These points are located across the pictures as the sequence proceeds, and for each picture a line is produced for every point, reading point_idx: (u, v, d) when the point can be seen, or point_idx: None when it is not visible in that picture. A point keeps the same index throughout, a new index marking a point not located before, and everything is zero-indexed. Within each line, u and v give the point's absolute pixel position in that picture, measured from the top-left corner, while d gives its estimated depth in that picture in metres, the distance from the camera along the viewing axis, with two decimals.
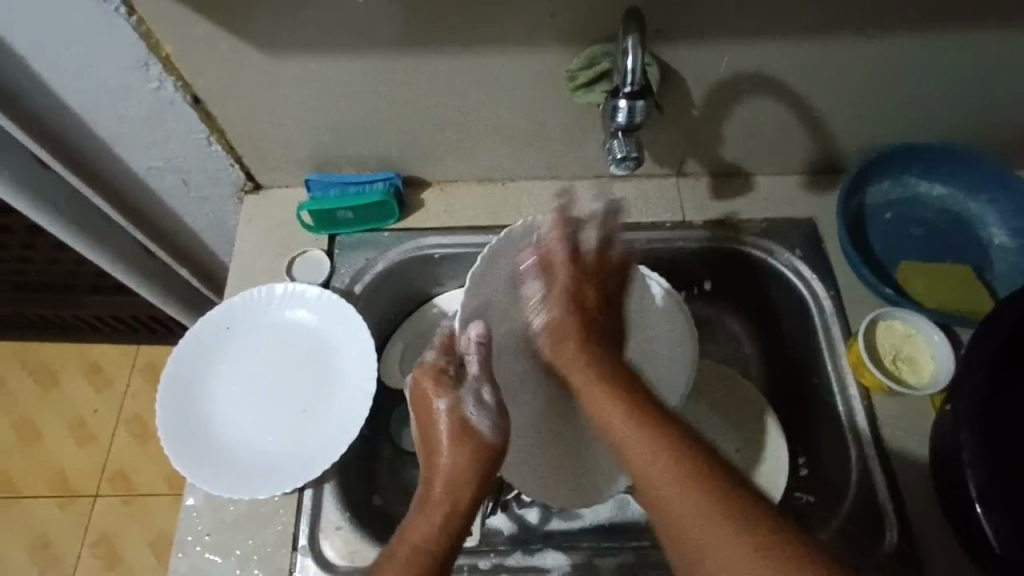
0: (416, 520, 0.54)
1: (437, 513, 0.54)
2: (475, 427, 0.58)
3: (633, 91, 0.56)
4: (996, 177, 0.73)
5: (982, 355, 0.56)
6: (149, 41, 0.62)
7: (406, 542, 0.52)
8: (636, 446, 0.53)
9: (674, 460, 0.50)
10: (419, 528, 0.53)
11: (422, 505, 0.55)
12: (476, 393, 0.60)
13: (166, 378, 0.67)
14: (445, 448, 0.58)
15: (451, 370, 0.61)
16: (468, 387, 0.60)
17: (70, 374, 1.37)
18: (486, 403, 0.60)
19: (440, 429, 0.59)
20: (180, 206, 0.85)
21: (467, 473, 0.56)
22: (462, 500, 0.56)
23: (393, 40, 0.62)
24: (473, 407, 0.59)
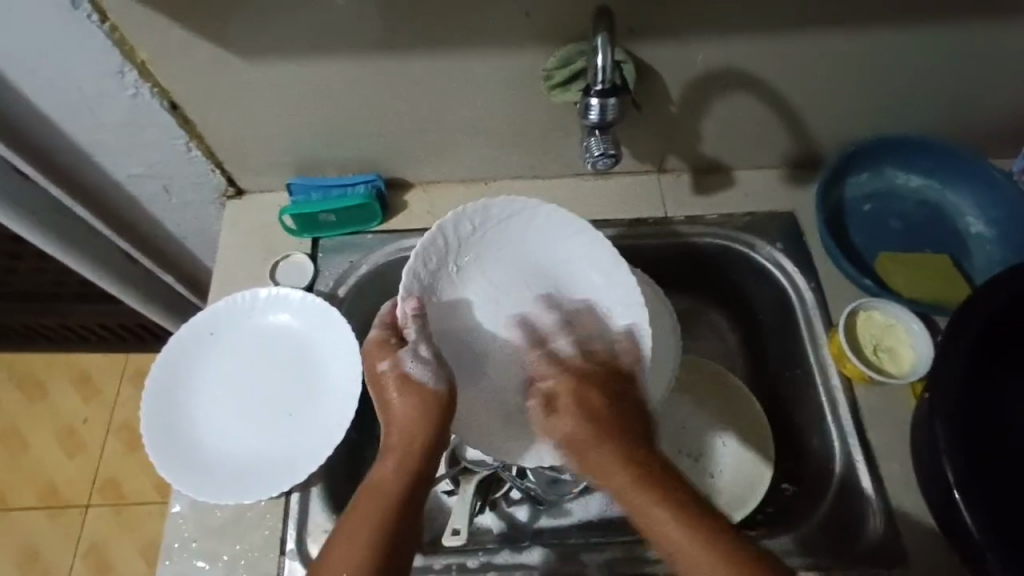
0: (380, 469, 0.56)
1: (394, 458, 0.57)
2: (417, 383, 0.60)
3: (605, 88, 0.56)
4: (972, 167, 0.74)
5: (956, 342, 0.56)
6: (124, 48, 0.62)
7: (369, 496, 0.54)
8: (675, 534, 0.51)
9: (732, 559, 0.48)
10: (382, 473, 0.56)
11: (384, 452, 0.58)
12: (416, 355, 0.61)
13: (150, 385, 0.67)
14: (393, 397, 0.60)
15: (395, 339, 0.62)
16: (409, 347, 0.61)
17: (59, 383, 1.36)
18: (425, 357, 0.61)
19: (387, 389, 0.60)
20: (162, 212, 0.84)
21: (417, 429, 0.58)
22: (418, 442, 0.57)
23: (368, 43, 0.62)
24: (410, 358, 0.60)
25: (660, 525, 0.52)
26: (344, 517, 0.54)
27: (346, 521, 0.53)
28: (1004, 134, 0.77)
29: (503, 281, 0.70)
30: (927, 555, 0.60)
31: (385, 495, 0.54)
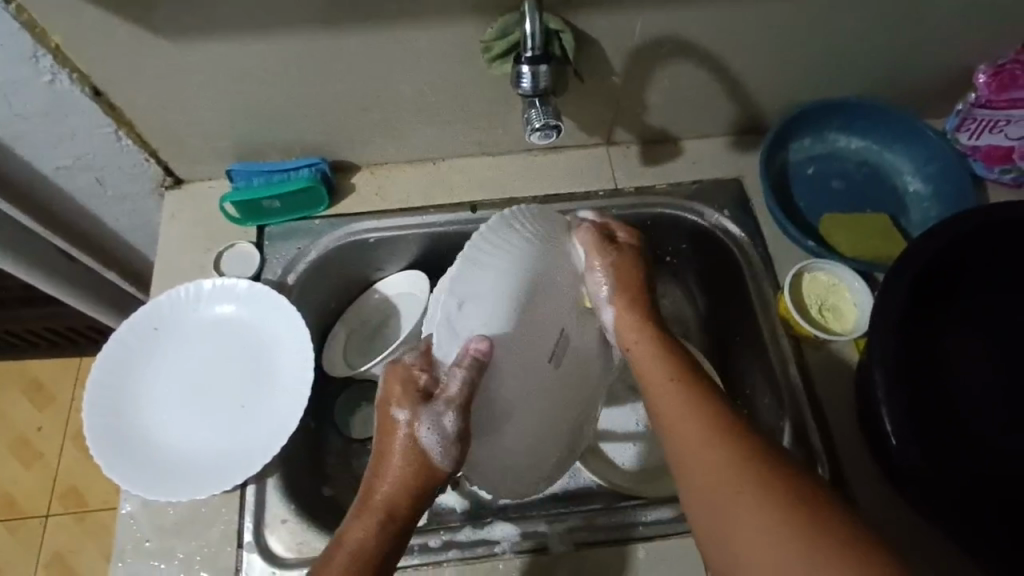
0: (353, 528, 0.49)
1: (373, 520, 0.49)
2: (428, 451, 0.52)
3: (535, 55, 0.56)
4: (907, 126, 0.76)
5: (891, 297, 0.58)
6: (34, 30, 0.58)
7: (341, 555, 0.48)
8: (681, 411, 0.52)
9: (717, 436, 0.49)
10: (355, 535, 0.49)
11: (361, 508, 0.50)
12: (436, 422, 0.52)
13: (92, 384, 0.65)
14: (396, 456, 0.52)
15: (422, 381, 0.53)
16: (432, 408, 0.51)
17: (9, 393, 1.31)
18: (445, 428, 0.52)
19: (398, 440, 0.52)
20: (98, 207, 0.81)
21: (409, 489, 0.51)
22: (402, 509, 0.51)
23: (298, 20, 0.60)
24: (423, 420, 0.52)
25: (668, 400, 0.53)
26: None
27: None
28: (937, 94, 0.79)
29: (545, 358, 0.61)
30: (874, 502, 0.62)
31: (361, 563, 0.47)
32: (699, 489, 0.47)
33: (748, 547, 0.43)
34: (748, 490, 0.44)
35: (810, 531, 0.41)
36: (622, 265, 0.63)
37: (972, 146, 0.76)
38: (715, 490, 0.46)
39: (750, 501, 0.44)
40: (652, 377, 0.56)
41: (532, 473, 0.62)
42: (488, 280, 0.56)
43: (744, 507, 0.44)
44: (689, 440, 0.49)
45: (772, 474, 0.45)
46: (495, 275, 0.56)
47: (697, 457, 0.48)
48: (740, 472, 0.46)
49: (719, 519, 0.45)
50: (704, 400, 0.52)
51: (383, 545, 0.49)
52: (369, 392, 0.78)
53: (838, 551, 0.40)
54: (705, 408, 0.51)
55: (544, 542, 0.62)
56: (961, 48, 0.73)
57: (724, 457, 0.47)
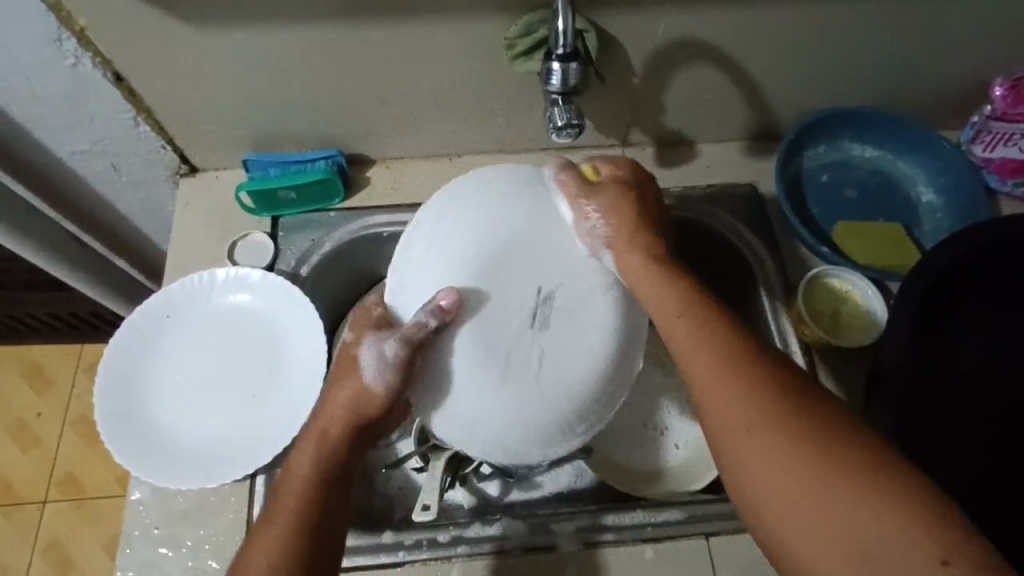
0: (297, 455, 0.52)
1: (311, 448, 0.52)
2: (366, 385, 0.52)
3: (566, 52, 0.56)
4: (923, 136, 0.76)
5: (903, 308, 0.59)
6: (60, 14, 0.58)
7: (287, 485, 0.50)
8: (701, 345, 0.47)
9: (761, 377, 0.45)
10: (298, 465, 0.51)
11: (307, 431, 0.53)
12: (378, 348, 0.51)
13: (104, 369, 0.65)
14: (337, 394, 0.53)
15: (381, 319, 0.54)
16: (375, 339, 0.52)
17: (9, 378, 1.30)
18: (386, 360, 0.50)
19: (342, 372, 0.54)
20: (111, 193, 0.81)
21: (349, 421, 0.52)
22: (338, 440, 0.52)
23: (323, 12, 0.60)
24: (370, 346, 0.51)
25: (697, 362, 0.47)
26: (264, 509, 0.50)
27: (266, 513, 0.50)
28: (952, 106, 0.79)
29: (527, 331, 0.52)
30: None
31: (299, 488, 0.50)
32: (731, 435, 0.44)
33: (814, 527, 0.39)
34: (803, 445, 0.41)
35: (887, 500, 0.38)
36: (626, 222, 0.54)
37: (986, 157, 0.76)
38: (769, 490, 0.41)
39: (807, 454, 0.41)
40: (663, 307, 0.50)
41: (535, 450, 0.53)
42: (445, 244, 0.53)
43: (788, 461, 0.41)
44: (713, 376, 0.46)
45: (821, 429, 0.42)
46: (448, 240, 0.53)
47: (724, 407, 0.45)
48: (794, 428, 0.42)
49: (769, 505, 0.41)
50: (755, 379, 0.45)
51: (321, 473, 0.51)
52: None
53: (904, 502, 0.38)
54: (762, 393, 0.44)
55: (553, 540, 0.62)
56: (978, 60, 0.73)
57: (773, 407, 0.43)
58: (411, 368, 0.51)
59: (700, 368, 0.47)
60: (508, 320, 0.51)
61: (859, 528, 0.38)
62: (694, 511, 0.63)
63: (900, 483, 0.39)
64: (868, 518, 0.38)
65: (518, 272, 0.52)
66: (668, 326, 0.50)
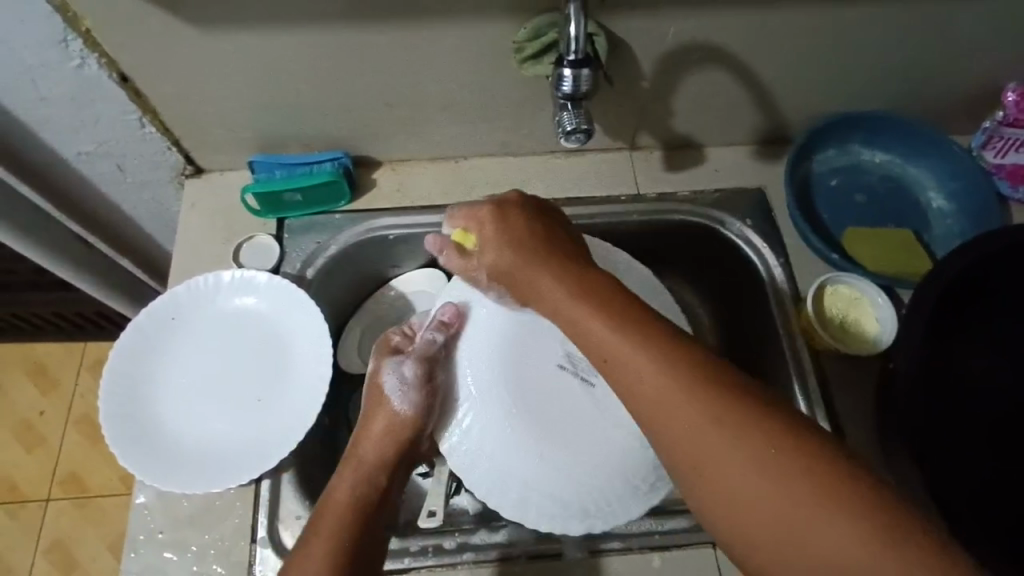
0: (338, 481, 0.57)
1: (354, 471, 0.58)
2: (390, 405, 0.61)
3: (578, 59, 0.55)
4: (934, 142, 0.76)
5: (914, 320, 0.58)
6: (67, 15, 0.58)
7: (332, 505, 0.55)
8: (645, 375, 0.46)
9: (717, 403, 0.43)
10: (342, 487, 0.57)
11: (345, 464, 0.59)
12: (399, 372, 0.62)
13: (109, 372, 0.64)
14: (373, 424, 0.61)
15: (399, 342, 0.65)
16: (394, 361, 0.63)
17: (12, 377, 1.30)
18: (405, 380, 0.62)
19: (377, 402, 0.62)
20: (115, 193, 0.80)
21: (388, 447, 0.60)
22: (382, 462, 0.60)
23: (331, 14, 0.60)
24: (391, 368, 0.62)
25: (651, 378, 0.45)
26: (308, 527, 0.54)
27: (308, 534, 0.54)
28: (964, 111, 0.79)
29: (562, 405, 0.65)
30: None
31: (345, 507, 0.55)
32: (698, 471, 0.43)
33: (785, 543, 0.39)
34: (772, 480, 0.40)
35: (859, 516, 0.38)
36: (521, 228, 0.58)
37: (998, 163, 0.76)
38: (741, 510, 0.41)
39: (778, 483, 0.40)
40: (603, 345, 0.49)
41: (607, 509, 0.61)
42: (472, 348, 0.65)
43: (758, 480, 0.41)
44: (669, 404, 0.44)
45: (791, 458, 0.40)
46: (475, 343, 0.65)
47: (679, 427, 0.44)
48: (755, 464, 0.41)
49: (740, 525, 0.41)
50: (707, 390, 0.43)
51: (367, 494, 0.57)
52: None
53: (883, 532, 0.37)
54: (711, 400, 0.43)
55: (559, 547, 0.61)
56: (991, 65, 0.73)
57: (735, 443, 0.42)
58: (431, 384, 0.63)
59: (653, 401, 0.45)
60: (544, 401, 0.65)
61: (832, 544, 0.38)
62: (701, 520, 0.62)
63: (881, 512, 0.37)
64: (843, 534, 0.37)
65: (540, 353, 0.66)
66: (613, 358, 0.48)
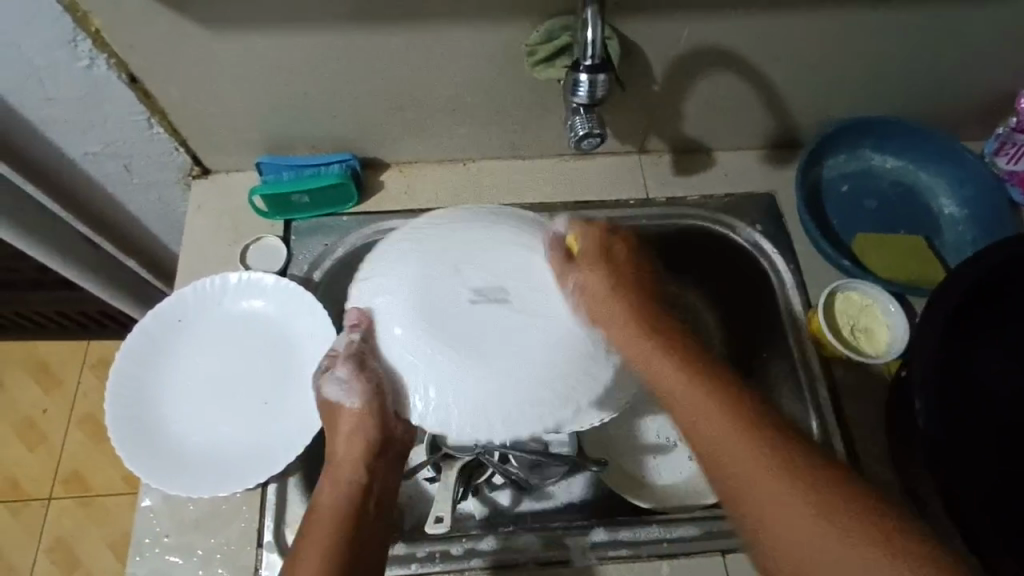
0: (320, 495, 0.53)
1: (333, 483, 0.53)
2: (345, 407, 0.53)
3: (594, 64, 0.55)
4: (946, 148, 0.75)
5: (928, 326, 0.57)
6: (76, 15, 0.58)
7: (319, 519, 0.52)
8: (680, 390, 0.48)
9: (745, 423, 0.46)
10: (324, 501, 0.53)
11: (325, 475, 0.54)
12: (338, 381, 0.53)
13: (115, 373, 0.64)
14: (335, 429, 0.54)
15: (325, 356, 0.54)
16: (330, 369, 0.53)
17: (16, 375, 1.30)
18: (342, 379, 0.52)
19: (332, 410, 0.54)
20: (122, 194, 0.80)
21: (361, 450, 0.53)
22: (359, 465, 0.54)
23: (342, 16, 0.60)
24: (329, 380, 0.53)
25: (683, 391, 0.48)
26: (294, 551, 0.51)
27: (296, 553, 0.50)
28: (977, 117, 0.78)
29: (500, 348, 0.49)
30: None
31: (329, 523, 0.51)
32: (728, 482, 0.45)
33: (804, 557, 0.41)
34: (794, 496, 0.42)
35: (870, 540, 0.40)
36: (612, 259, 0.56)
37: (1011, 170, 0.75)
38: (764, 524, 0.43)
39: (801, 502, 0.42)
40: (642, 352, 0.51)
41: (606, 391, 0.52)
42: (382, 312, 0.51)
43: (784, 494, 0.43)
44: (700, 418, 0.47)
45: (821, 484, 0.42)
46: (384, 306, 0.52)
47: (709, 439, 0.46)
48: (783, 486, 0.43)
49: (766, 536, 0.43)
50: (734, 407, 0.47)
51: (348, 499, 0.53)
52: None
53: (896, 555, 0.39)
54: (741, 419, 0.46)
55: (567, 554, 0.61)
56: (1005, 71, 0.72)
57: (763, 459, 0.44)
58: (373, 374, 0.52)
59: (686, 408, 0.48)
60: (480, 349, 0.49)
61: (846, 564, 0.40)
62: (711, 527, 0.62)
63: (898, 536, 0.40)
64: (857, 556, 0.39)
65: (442, 293, 0.50)
66: (645, 361, 0.50)
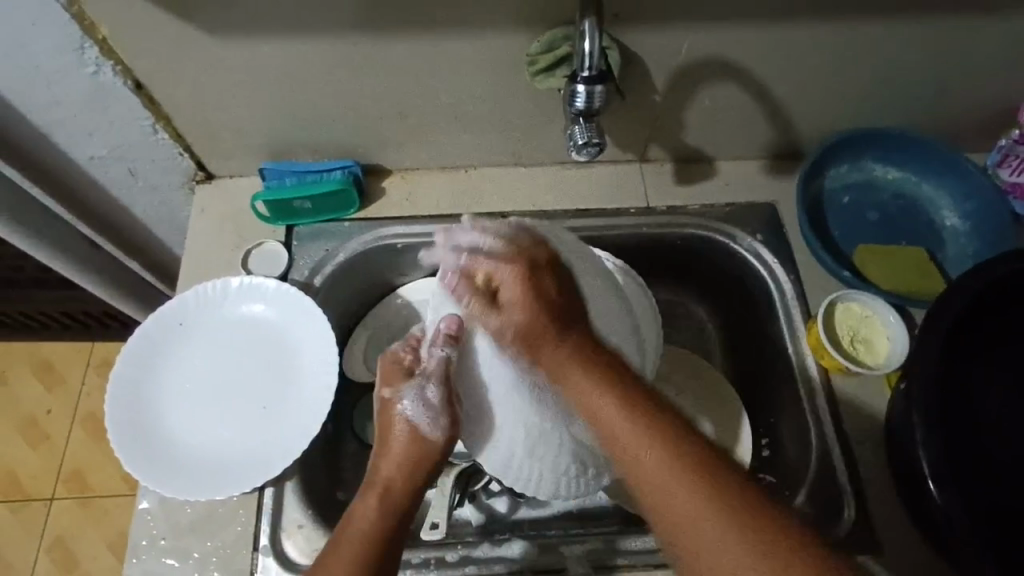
0: (359, 505, 0.53)
1: (377, 494, 0.53)
2: (417, 427, 0.55)
3: (592, 75, 0.55)
4: (949, 160, 0.75)
5: (930, 339, 0.57)
6: (83, 23, 0.58)
7: (354, 529, 0.52)
8: (618, 418, 0.48)
9: (676, 448, 0.46)
10: (364, 512, 0.52)
11: (367, 487, 0.54)
12: (422, 395, 0.54)
13: (116, 376, 0.65)
14: (397, 441, 0.55)
15: (410, 363, 0.57)
16: (416, 381, 0.55)
17: (19, 375, 1.31)
18: (430, 403, 0.54)
19: (396, 423, 0.56)
20: (126, 197, 0.81)
21: (412, 466, 0.55)
22: (412, 480, 0.55)
23: (344, 25, 0.60)
24: (412, 393, 0.55)
25: (613, 416, 0.48)
26: (324, 554, 0.51)
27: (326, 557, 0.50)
28: (981, 129, 0.78)
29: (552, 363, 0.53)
30: (902, 546, 0.61)
31: (364, 535, 0.51)
32: (659, 503, 0.45)
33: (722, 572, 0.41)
34: (696, 491, 0.44)
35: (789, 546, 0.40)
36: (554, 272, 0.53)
37: (1014, 182, 0.75)
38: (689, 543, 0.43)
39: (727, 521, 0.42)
40: (583, 390, 0.49)
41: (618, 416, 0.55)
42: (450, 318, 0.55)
43: (709, 515, 0.43)
44: (631, 439, 0.47)
45: (716, 484, 0.44)
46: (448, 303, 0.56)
47: (636, 458, 0.47)
48: (651, 450, 0.46)
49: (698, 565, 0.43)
50: (661, 432, 0.47)
51: (384, 513, 0.52)
52: None
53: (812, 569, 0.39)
54: (671, 443, 0.46)
55: (562, 563, 0.61)
56: (1006, 84, 0.72)
57: (637, 431, 0.47)
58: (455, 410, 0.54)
59: (626, 452, 0.47)
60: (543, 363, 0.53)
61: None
62: None
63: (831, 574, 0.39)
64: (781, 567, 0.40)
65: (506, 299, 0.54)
66: (600, 422, 0.49)
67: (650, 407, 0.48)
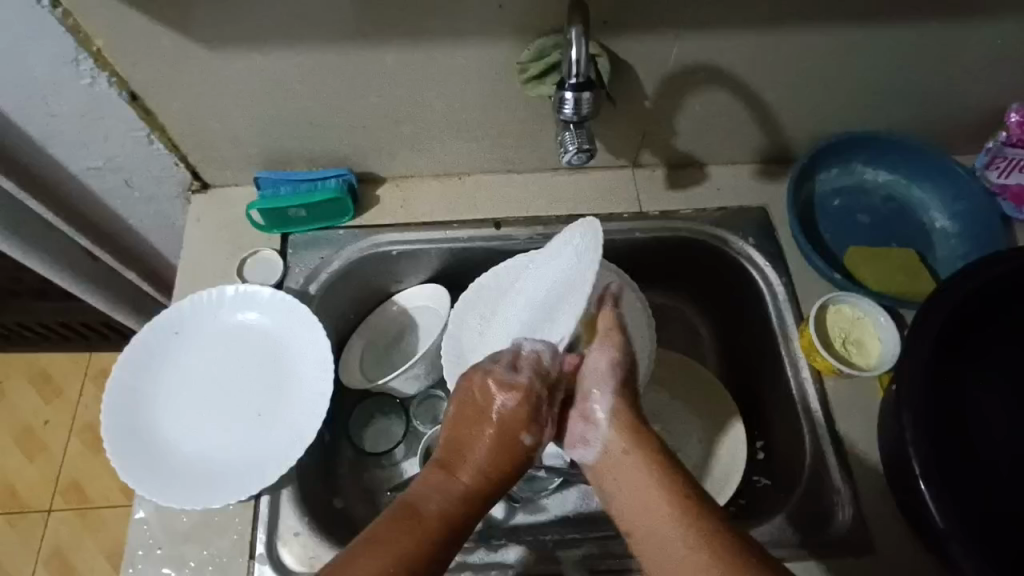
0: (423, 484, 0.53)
1: (452, 482, 0.54)
2: (535, 446, 0.57)
3: (580, 82, 0.56)
4: (937, 163, 0.76)
5: (919, 339, 0.58)
6: (78, 35, 0.59)
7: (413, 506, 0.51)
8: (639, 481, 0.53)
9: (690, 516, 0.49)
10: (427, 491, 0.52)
11: (434, 465, 0.55)
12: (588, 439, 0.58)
13: (111, 384, 0.65)
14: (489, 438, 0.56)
15: (540, 391, 0.58)
16: (589, 427, 0.58)
17: (16, 386, 1.31)
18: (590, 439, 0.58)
19: (490, 422, 0.56)
20: (122, 207, 0.81)
21: (499, 465, 0.55)
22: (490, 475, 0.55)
23: (335, 35, 0.61)
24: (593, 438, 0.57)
25: (638, 478, 0.53)
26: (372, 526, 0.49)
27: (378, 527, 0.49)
28: (969, 131, 0.79)
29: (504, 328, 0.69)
30: (896, 548, 0.61)
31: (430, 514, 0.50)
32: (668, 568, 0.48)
33: None
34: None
35: None
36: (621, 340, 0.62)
37: (1002, 183, 0.75)
38: None
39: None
40: (618, 454, 0.55)
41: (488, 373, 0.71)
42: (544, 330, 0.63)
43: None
44: (650, 503, 0.51)
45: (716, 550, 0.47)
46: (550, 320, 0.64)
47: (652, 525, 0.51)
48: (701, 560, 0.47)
49: None
50: (678, 497, 0.51)
51: (464, 504, 0.53)
52: (384, 405, 0.79)
53: None
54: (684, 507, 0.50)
55: (558, 567, 0.61)
56: (993, 88, 0.73)
57: (688, 538, 0.48)
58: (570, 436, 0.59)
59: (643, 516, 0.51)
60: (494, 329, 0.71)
61: None
62: None
63: None
64: None
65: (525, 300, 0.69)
66: (628, 478, 0.54)
67: (687, 495, 0.51)
